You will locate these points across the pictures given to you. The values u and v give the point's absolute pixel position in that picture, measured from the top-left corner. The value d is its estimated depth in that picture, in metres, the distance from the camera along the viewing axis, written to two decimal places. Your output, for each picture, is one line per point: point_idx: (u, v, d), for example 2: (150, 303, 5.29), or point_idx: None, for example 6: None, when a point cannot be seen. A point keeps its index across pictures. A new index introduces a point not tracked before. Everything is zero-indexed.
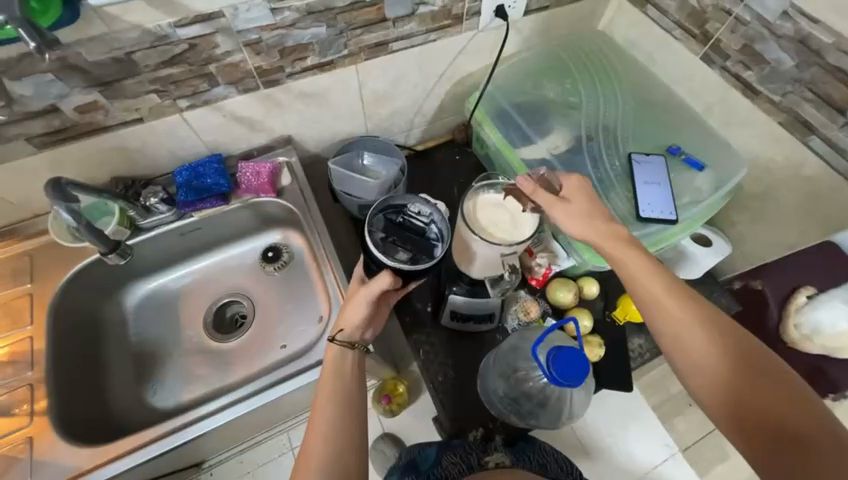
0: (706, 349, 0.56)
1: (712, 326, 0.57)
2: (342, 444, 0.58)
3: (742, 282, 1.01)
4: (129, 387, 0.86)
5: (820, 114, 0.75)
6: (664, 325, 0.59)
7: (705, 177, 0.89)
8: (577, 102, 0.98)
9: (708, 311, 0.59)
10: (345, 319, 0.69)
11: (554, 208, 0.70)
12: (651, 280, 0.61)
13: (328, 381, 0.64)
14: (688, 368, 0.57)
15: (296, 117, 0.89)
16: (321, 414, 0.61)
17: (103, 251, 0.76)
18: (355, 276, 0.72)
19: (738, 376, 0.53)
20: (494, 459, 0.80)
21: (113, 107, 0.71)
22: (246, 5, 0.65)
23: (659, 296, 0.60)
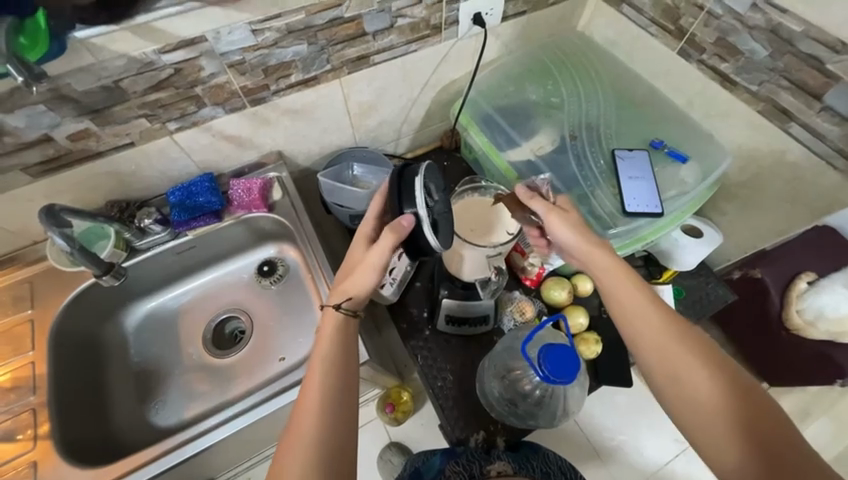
0: (687, 363, 0.57)
1: (690, 341, 0.59)
2: (332, 421, 0.57)
3: (742, 271, 1.12)
4: (130, 407, 0.87)
5: (797, 101, 0.76)
6: (646, 339, 0.61)
7: (689, 168, 0.90)
8: (558, 102, 1.00)
9: (687, 327, 0.61)
10: (352, 285, 0.67)
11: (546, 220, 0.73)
12: (633, 295, 0.64)
13: (320, 354, 0.63)
14: (669, 384, 0.58)
15: (285, 133, 0.91)
16: (310, 389, 0.59)
17: (97, 274, 0.78)
18: (361, 237, 0.71)
19: (717, 392, 0.55)
20: (497, 466, 0.79)
21: (105, 133, 0.73)
22: (228, 28, 0.67)
23: (640, 310, 0.62)
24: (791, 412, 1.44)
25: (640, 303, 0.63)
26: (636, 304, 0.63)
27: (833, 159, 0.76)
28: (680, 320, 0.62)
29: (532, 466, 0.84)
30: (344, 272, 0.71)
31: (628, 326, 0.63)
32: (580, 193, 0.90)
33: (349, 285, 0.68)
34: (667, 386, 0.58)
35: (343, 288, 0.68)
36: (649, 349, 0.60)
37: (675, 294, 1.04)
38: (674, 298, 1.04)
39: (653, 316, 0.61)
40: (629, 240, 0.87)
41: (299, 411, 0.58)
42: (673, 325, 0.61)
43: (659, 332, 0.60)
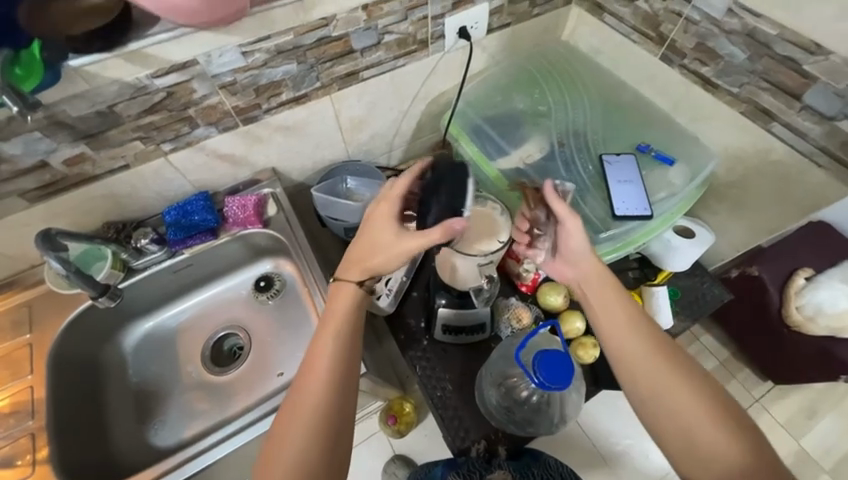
0: (671, 386, 0.57)
1: (673, 362, 0.59)
2: (324, 421, 0.57)
3: (740, 269, 1.22)
4: (130, 428, 0.87)
5: (778, 101, 0.77)
6: (631, 362, 0.60)
7: (677, 170, 0.92)
8: (545, 110, 1.02)
9: (669, 348, 0.60)
10: (378, 264, 0.62)
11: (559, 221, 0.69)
12: (618, 316, 0.62)
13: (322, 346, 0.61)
14: (649, 406, 0.58)
15: (278, 150, 0.93)
16: (309, 383, 0.59)
17: (93, 295, 0.79)
18: (393, 211, 0.64)
19: (698, 413, 0.56)
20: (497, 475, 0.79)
21: (100, 156, 0.75)
22: (218, 51, 0.69)
23: (624, 331, 0.61)
24: (796, 410, 1.43)
25: (624, 329, 0.61)
26: (619, 324, 0.62)
27: (817, 156, 0.78)
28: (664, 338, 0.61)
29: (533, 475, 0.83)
30: (359, 248, 0.64)
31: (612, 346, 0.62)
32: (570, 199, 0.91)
33: (374, 262, 0.62)
34: (648, 407, 0.58)
35: (362, 271, 0.63)
36: (633, 372, 0.59)
37: (671, 296, 1.04)
38: (670, 299, 1.04)
39: (636, 337, 0.60)
40: (621, 243, 0.88)
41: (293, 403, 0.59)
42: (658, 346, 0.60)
43: (644, 354, 0.59)
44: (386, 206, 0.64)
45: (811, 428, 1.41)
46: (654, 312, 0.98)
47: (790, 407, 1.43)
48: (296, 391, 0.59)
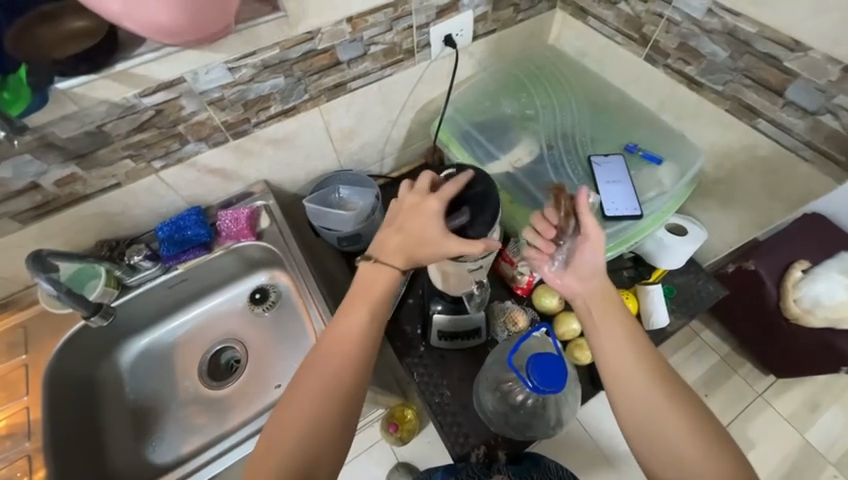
0: (663, 408, 0.57)
1: (665, 383, 0.59)
2: (338, 391, 0.59)
3: (736, 264, 1.23)
4: (128, 445, 0.86)
5: (761, 98, 0.78)
6: (625, 381, 0.59)
7: (666, 168, 0.92)
8: (533, 113, 1.03)
9: (660, 371, 0.60)
10: (423, 253, 0.64)
11: (588, 240, 0.63)
12: (614, 333, 0.61)
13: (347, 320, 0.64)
14: (641, 427, 0.57)
15: (269, 162, 0.93)
16: (313, 371, 0.61)
17: (85, 315, 0.79)
18: (444, 203, 0.65)
19: (686, 433, 0.55)
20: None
21: (91, 176, 0.75)
22: (205, 68, 0.70)
23: (622, 355, 0.60)
24: (799, 404, 1.42)
25: (621, 351, 0.60)
26: (615, 342, 0.61)
27: (802, 150, 0.78)
28: (658, 359, 0.61)
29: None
30: (404, 239, 0.66)
31: (605, 363, 0.61)
32: None
33: (420, 251, 0.65)
34: (639, 428, 0.57)
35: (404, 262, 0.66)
36: (627, 391, 0.58)
37: (666, 293, 1.04)
38: (666, 297, 1.03)
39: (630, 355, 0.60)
40: (613, 243, 0.88)
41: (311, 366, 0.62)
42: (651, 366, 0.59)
43: (640, 374, 0.59)
44: (433, 201, 0.65)
45: (815, 421, 1.40)
46: (649, 310, 0.98)
47: (793, 401, 1.43)
48: (316, 357, 0.62)
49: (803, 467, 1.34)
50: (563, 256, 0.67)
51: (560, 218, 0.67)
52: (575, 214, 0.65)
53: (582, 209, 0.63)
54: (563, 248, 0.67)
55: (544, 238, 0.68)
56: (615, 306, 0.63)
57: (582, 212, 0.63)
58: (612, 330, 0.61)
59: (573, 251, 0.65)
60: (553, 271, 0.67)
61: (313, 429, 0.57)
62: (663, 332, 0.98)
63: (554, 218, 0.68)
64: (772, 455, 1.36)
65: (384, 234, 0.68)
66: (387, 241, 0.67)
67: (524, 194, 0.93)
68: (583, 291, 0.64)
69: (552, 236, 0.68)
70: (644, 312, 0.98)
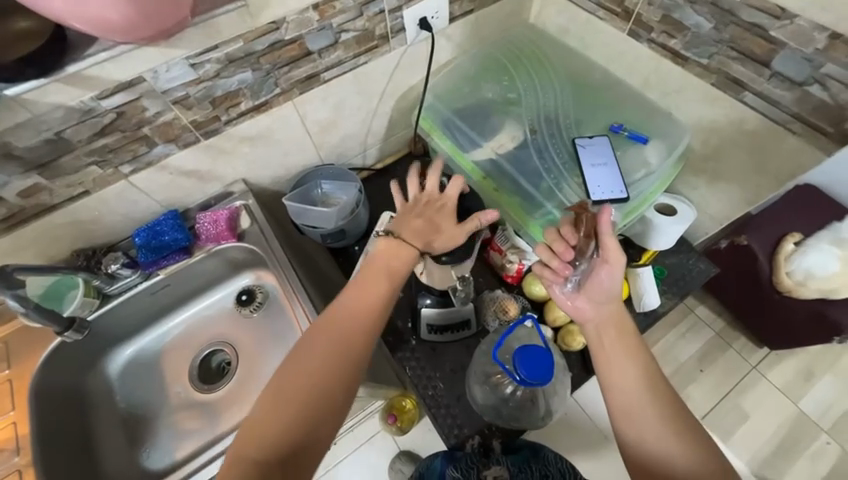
0: (665, 435, 0.55)
1: (672, 412, 0.57)
2: (342, 361, 0.61)
3: (729, 239, 1.23)
4: (121, 453, 0.86)
5: (748, 70, 0.75)
6: (627, 401, 0.58)
7: (652, 148, 0.90)
8: (515, 97, 1.00)
9: (662, 390, 0.58)
10: (437, 237, 0.73)
11: (607, 263, 0.63)
12: (619, 354, 0.61)
13: (355, 298, 0.67)
14: (640, 448, 0.56)
15: (245, 161, 0.90)
16: (314, 354, 0.61)
17: (59, 331, 0.79)
18: (456, 191, 0.75)
19: (677, 448, 0.54)
20: (493, 472, 0.80)
21: (56, 186, 0.73)
22: (165, 66, 0.66)
23: (621, 366, 0.60)
24: (793, 374, 1.44)
25: (621, 362, 0.60)
26: (620, 365, 0.60)
27: (791, 123, 0.76)
28: (667, 388, 0.59)
29: (530, 470, 0.83)
30: (422, 225, 0.74)
31: (608, 383, 0.60)
32: (544, 187, 0.90)
33: (433, 236, 0.73)
34: (636, 447, 0.56)
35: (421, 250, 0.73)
36: (628, 412, 0.57)
37: (657, 274, 1.02)
38: (657, 279, 1.02)
39: (635, 379, 0.58)
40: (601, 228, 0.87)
41: (315, 337, 0.63)
42: (659, 393, 0.58)
43: (638, 388, 0.58)
44: (447, 201, 0.75)
45: (808, 391, 1.42)
46: (640, 293, 0.96)
47: (787, 371, 1.44)
48: (324, 326, 0.64)
49: (797, 436, 1.36)
50: (579, 278, 0.66)
51: (579, 239, 0.66)
52: (597, 237, 0.64)
53: (603, 230, 0.62)
54: (579, 270, 0.66)
55: (561, 258, 0.67)
56: (626, 330, 0.63)
57: (603, 233, 0.62)
58: (617, 351, 0.61)
59: (590, 274, 0.65)
60: (567, 292, 0.67)
61: (311, 398, 0.58)
62: (655, 313, 0.98)
63: (573, 238, 0.67)
64: (767, 426, 1.37)
65: (402, 218, 0.75)
66: (408, 224, 0.74)
67: (508, 182, 0.92)
68: (595, 316, 0.65)
69: (569, 257, 0.66)
70: (634, 295, 0.97)
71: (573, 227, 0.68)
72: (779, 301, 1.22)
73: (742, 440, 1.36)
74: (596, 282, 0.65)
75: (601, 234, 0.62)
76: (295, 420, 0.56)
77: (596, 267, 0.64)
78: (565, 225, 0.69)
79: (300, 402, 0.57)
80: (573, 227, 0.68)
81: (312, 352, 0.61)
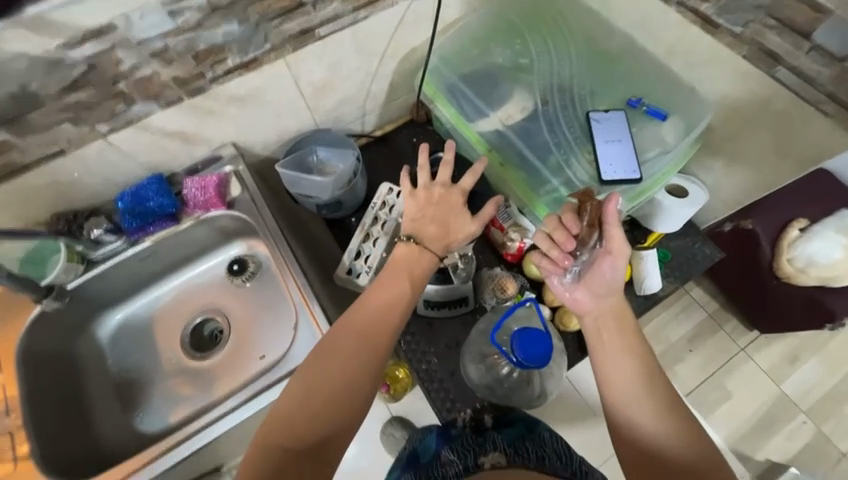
0: (656, 424, 0.54)
1: (668, 406, 0.55)
2: (366, 354, 0.60)
3: (734, 223, 1.18)
4: (114, 417, 0.87)
5: (785, 41, 0.68)
6: (621, 391, 0.57)
7: (670, 126, 0.85)
8: (528, 63, 0.92)
9: (656, 379, 0.57)
10: (454, 235, 0.71)
11: (611, 255, 0.61)
12: (615, 346, 0.59)
13: (383, 291, 0.65)
14: (632, 441, 0.55)
15: (234, 123, 0.84)
16: (338, 347, 0.60)
17: (36, 298, 0.79)
18: (470, 182, 0.72)
19: (670, 438, 0.53)
20: (491, 458, 0.68)
21: (28, 144, 0.68)
22: (138, 11, 0.60)
23: (616, 356, 0.58)
24: (779, 357, 1.46)
25: (618, 353, 0.58)
26: (616, 356, 0.58)
27: (823, 103, 0.70)
28: (665, 383, 0.57)
29: (525, 449, 0.70)
30: (438, 229, 0.71)
31: (603, 376, 0.59)
32: (553, 164, 0.85)
33: (450, 234, 0.71)
34: (627, 435, 0.55)
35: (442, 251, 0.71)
36: (623, 403, 0.56)
37: (660, 257, 1.00)
38: (660, 262, 1.00)
39: (630, 370, 0.57)
40: None
41: (340, 329, 0.62)
42: (657, 386, 0.56)
43: (632, 377, 0.57)
44: (457, 194, 0.72)
45: (793, 373, 1.44)
46: (642, 276, 0.94)
47: (775, 353, 1.47)
48: (349, 319, 0.63)
49: (776, 415, 1.40)
50: (579, 269, 0.64)
51: (582, 228, 0.64)
52: (602, 226, 0.62)
53: (608, 220, 0.60)
54: (580, 261, 0.64)
55: (561, 249, 0.64)
56: (626, 323, 0.61)
57: (608, 224, 0.60)
58: (615, 344, 0.59)
59: (592, 266, 0.63)
60: (566, 284, 0.64)
61: (337, 390, 0.57)
62: (655, 297, 0.96)
63: (576, 228, 0.64)
64: (749, 404, 1.41)
65: (416, 221, 0.71)
66: (423, 227, 0.71)
67: (516, 157, 0.87)
68: (596, 308, 0.62)
69: (570, 247, 0.64)
70: (636, 279, 0.95)
71: (575, 215, 0.65)
72: (776, 286, 1.21)
73: (723, 417, 1.40)
74: (597, 274, 0.62)
75: (606, 224, 0.60)
76: (316, 411, 0.56)
77: (599, 258, 0.62)
78: (568, 212, 0.64)
79: (324, 394, 0.57)
80: (575, 215, 0.64)
81: (337, 344, 0.60)
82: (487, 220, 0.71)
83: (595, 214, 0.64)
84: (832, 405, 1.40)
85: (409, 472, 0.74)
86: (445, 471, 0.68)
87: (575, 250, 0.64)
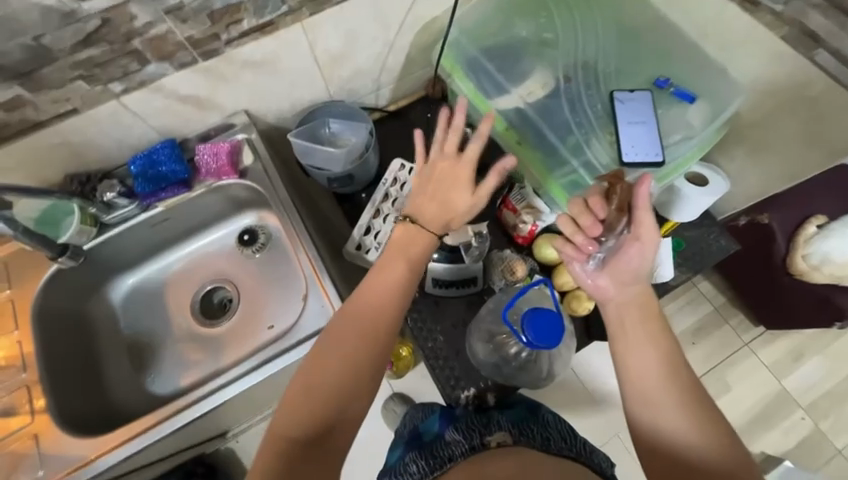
0: (680, 423, 0.53)
1: (694, 405, 0.54)
2: (368, 338, 0.60)
3: (749, 217, 1.10)
4: (126, 378, 0.89)
5: (828, 21, 0.65)
6: (643, 390, 0.56)
7: (697, 109, 0.82)
8: (552, 38, 0.88)
9: (681, 377, 0.56)
10: (455, 212, 0.67)
11: (639, 242, 0.58)
12: (640, 342, 0.58)
13: (383, 275, 0.64)
14: (653, 438, 0.54)
15: (247, 90, 0.82)
16: (342, 334, 0.60)
17: (51, 255, 0.79)
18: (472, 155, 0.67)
19: (694, 436, 0.52)
20: (496, 438, 0.67)
21: (41, 100, 0.68)
22: None
23: (639, 354, 0.57)
24: (782, 354, 1.45)
25: (641, 351, 0.57)
26: (641, 354, 0.57)
27: None
28: (691, 380, 0.56)
29: (530, 431, 0.70)
30: (438, 207, 0.68)
31: (626, 374, 0.58)
32: (572, 144, 0.83)
33: (451, 211, 0.68)
34: (649, 434, 0.55)
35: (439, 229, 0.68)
36: (645, 401, 0.56)
37: (673, 247, 0.98)
38: (673, 251, 0.98)
39: (654, 368, 0.56)
40: None
41: (343, 317, 0.62)
42: (679, 379, 0.55)
43: (656, 373, 0.56)
44: (461, 168, 0.67)
45: (795, 370, 1.44)
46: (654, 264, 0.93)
47: (778, 350, 1.46)
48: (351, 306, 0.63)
49: (774, 409, 1.41)
50: (603, 255, 0.61)
51: (610, 212, 0.59)
52: (631, 211, 0.58)
53: (639, 203, 0.56)
54: (604, 247, 0.60)
55: (586, 233, 0.60)
56: (650, 314, 0.60)
57: (639, 209, 0.56)
58: (638, 336, 0.58)
59: (617, 252, 0.60)
60: (588, 271, 0.62)
61: (342, 377, 0.57)
62: (666, 286, 0.95)
63: (604, 212, 0.60)
64: (748, 398, 1.41)
65: (418, 199, 0.69)
66: (424, 206, 0.68)
67: (534, 136, 0.84)
68: (620, 296, 0.60)
69: (595, 233, 0.60)
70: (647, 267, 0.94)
71: (603, 199, 0.61)
72: (788, 283, 1.16)
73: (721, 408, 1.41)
74: (622, 261, 0.59)
75: (637, 209, 0.56)
76: (323, 400, 0.56)
77: (626, 245, 0.59)
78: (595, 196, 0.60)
79: (330, 382, 0.57)
80: (603, 199, 0.60)
81: (341, 332, 0.60)
82: (490, 195, 0.66)
83: (622, 198, 0.59)
84: (831, 403, 1.40)
85: (414, 451, 0.74)
86: (451, 451, 0.66)
87: (602, 236, 0.60)
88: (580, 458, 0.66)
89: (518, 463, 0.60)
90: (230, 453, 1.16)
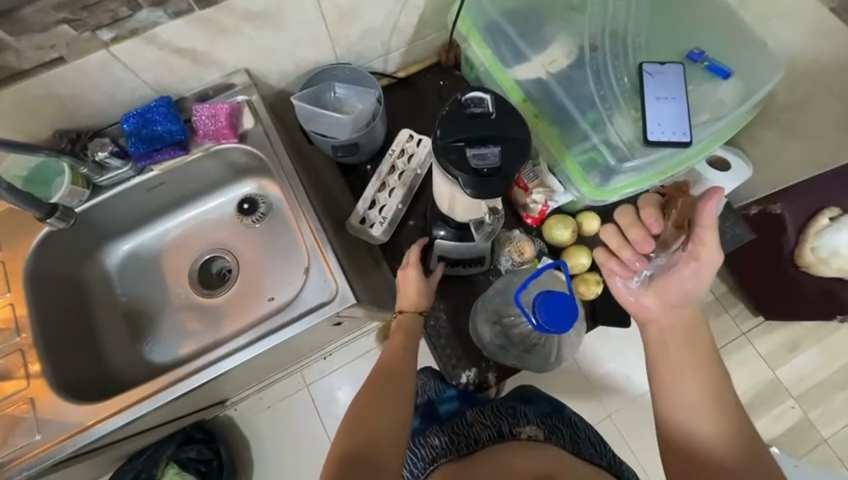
0: (704, 418, 0.58)
1: (722, 405, 0.58)
2: (395, 380, 0.68)
3: (760, 207, 1.02)
4: (123, 345, 0.87)
5: None
6: (675, 388, 0.60)
7: (730, 86, 0.77)
8: (580, 1, 0.82)
9: (715, 378, 0.60)
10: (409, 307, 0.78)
11: (695, 261, 0.59)
12: (682, 348, 0.62)
13: (398, 337, 0.75)
14: (676, 435, 0.59)
15: (248, 45, 0.76)
16: (374, 379, 0.69)
17: (40, 216, 0.73)
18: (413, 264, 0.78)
19: (713, 430, 0.57)
20: (526, 431, 0.74)
21: (23, 46, 0.62)
22: None
23: (679, 356, 0.62)
24: (778, 346, 1.40)
25: (682, 354, 0.62)
26: (680, 357, 0.62)
27: None
28: (724, 380, 0.60)
29: (559, 431, 0.78)
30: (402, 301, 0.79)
31: (659, 371, 0.63)
32: (594, 119, 0.78)
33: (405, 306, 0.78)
34: (672, 426, 0.60)
35: (420, 308, 0.78)
36: (676, 397, 0.60)
37: None
38: None
39: (691, 370, 0.61)
40: (649, 174, 0.78)
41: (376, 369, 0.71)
42: (716, 393, 0.59)
43: (694, 372, 0.60)
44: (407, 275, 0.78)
45: (790, 360, 1.39)
46: None
47: (775, 341, 1.41)
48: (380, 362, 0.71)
49: (764, 398, 1.37)
50: (651, 273, 0.64)
51: (667, 228, 0.61)
52: (688, 230, 0.59)
53: (702, 221, 0.57)
54: (654, 263, 0.64)
55: (634, 249, 0.64)
56: (698, 333, 0.63)
57: (701, 226, 0.57)
58: (684, 366, 0.61)
59: (668, 269, 0.62)
60: (632, 287, 0.65)
61: (379, 410, 0.63)
62: None
63: (658, 227, 0.62)
64: (740, 387, 1.38)
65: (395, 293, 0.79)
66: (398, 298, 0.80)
67: (554, 109, 0.80)
68: (664, 317, 0.64)
69: (646, 249, 0.63)
70: None
71: (659, 214, 0.62)
72: (792, 276, 1.06)
73: None
74: (673, 279, 0.61)
75: (698, 226, 0.57)
76: (368, 430, 0.61)
77: (681, 263, 0.60)
78: (650, 209, 0.62)
79: (372, 416, 0.63)
80: (659, 213, 0.62)
81: (375, 377, 0.69)
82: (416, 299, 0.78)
83: (682, 214, 0.60)
84: (823, 393, 1.37)
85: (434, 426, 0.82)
86: (478, 434, 0.73)
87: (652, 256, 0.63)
88: (609, 467, 0.74)
89: (535, 456, 0.68)
90: (229, 422, 1.17)
